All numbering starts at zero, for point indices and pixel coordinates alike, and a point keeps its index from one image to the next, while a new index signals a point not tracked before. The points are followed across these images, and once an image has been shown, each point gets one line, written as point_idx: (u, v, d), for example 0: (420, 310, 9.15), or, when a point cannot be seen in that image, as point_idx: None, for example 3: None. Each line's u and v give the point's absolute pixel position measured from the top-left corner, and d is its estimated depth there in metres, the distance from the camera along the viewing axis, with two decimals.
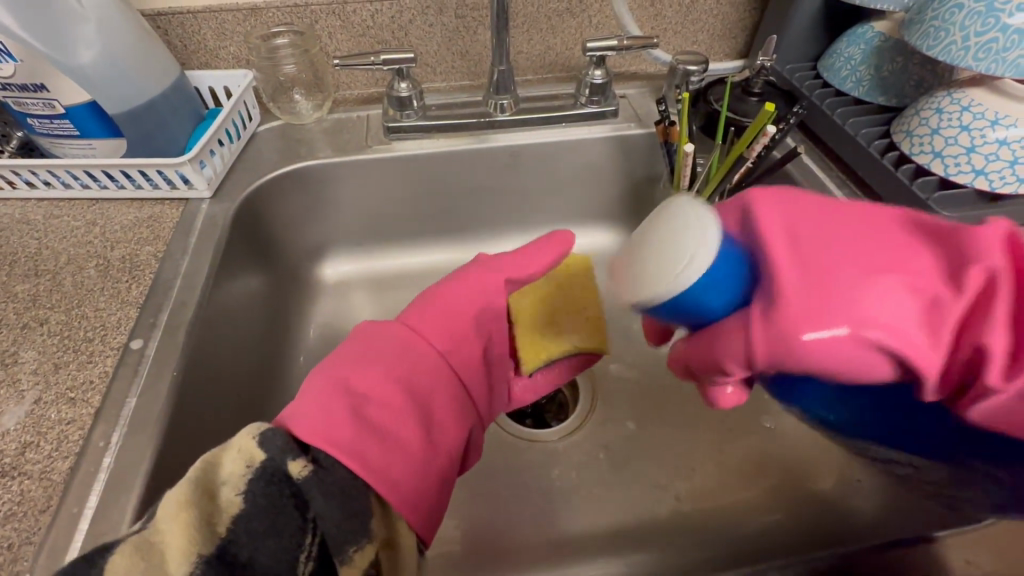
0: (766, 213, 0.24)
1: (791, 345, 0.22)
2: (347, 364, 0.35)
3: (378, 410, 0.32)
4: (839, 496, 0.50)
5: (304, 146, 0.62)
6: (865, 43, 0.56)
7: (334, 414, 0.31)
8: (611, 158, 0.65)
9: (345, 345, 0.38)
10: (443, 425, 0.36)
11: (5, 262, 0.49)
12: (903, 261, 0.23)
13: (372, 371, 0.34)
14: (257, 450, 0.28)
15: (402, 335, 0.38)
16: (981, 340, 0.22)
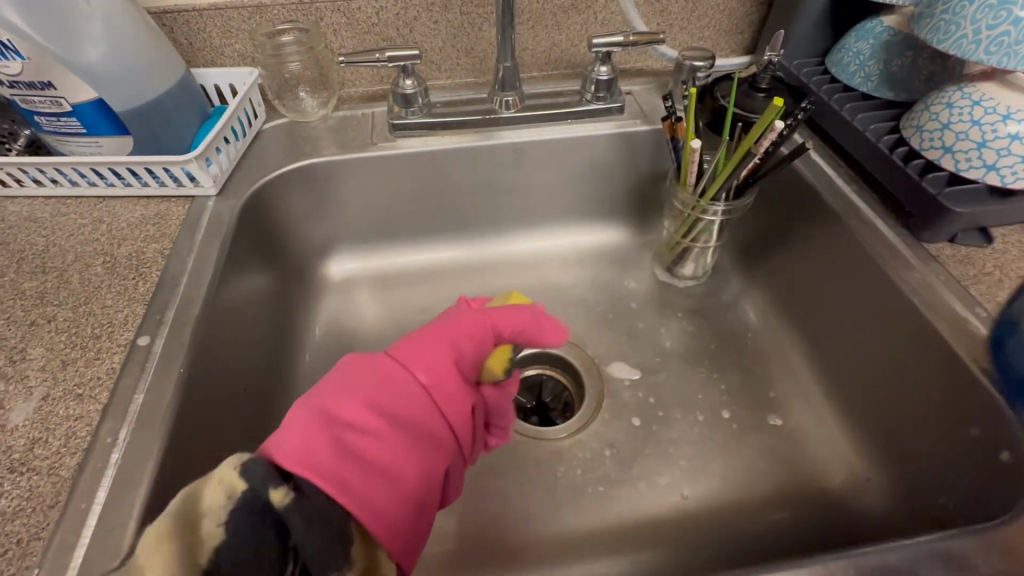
0: None
1: None
2: (333, 387, 0.34)
3: (360, 437, 0.31)
4: (847, 494, 0.50)
5: (309, 143, 0.62)
6: (873, 37, 0.56)
7: (316, 441, 0.30)
8: (617, 156, 0.65)
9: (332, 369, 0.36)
10: (429, 451, 0.34)
11: (13, 259, 0.49)
12: None
13: (357, 397, 0.33)
14: (238, 481, 0.28)
15: (388, 361, 0.36)
16: None
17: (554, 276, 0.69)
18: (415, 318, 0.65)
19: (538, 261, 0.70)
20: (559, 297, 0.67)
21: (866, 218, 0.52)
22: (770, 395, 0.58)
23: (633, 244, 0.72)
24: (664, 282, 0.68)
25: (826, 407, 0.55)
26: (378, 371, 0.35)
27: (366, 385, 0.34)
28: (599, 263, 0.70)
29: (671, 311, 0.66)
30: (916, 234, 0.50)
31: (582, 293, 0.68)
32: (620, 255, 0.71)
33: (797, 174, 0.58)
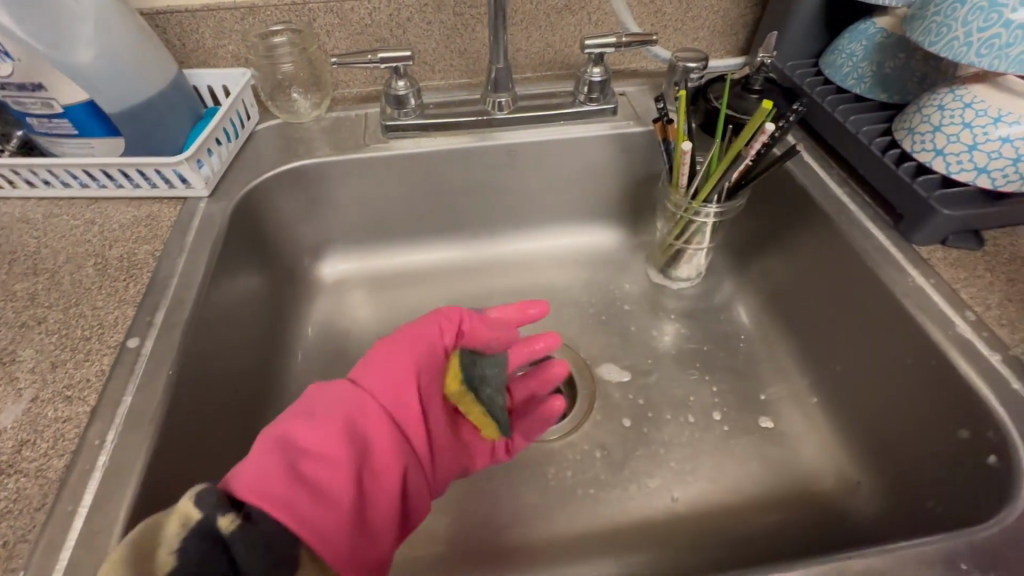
0: None
1: None
2: (287, 420, 0.35)
3: (314, 465, 0.33)
4: (837, 497, 0.50)
5: (302, 145, 0.62)
6: (867, 39, 0.56)
7: (270, 470, 0.32)
8: (611, 157, 0.65)
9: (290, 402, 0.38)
10: (381, 479, 0.36)
11: (5, 260, 0.49)
12: None
13: (311, 429, 0.35)
14: (192, 509, 0.28)
15: (345, 394, 0.38)
16: None
17: (547, 278, 0.69)
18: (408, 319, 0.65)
19: (531, 262, 0.70)
20: (552, 298, 0.67)
21: (857, 221, 0.52)
22: (761, 397, 0.58)
23: (626, 245, 0.71)
24: (657, 283, 0.68)
25: (817, 410, 0.55)
26: (337, 403, 0.37)
27: (321, 417, 0.36)
28: (592, 264, 0.70)
29: (664, 313, 0.66)
30: (908, 237, 0.49)
31: (575, 294, 0.68)
32: (614, 256, 0.71)
33: (790, 176, 0.58)
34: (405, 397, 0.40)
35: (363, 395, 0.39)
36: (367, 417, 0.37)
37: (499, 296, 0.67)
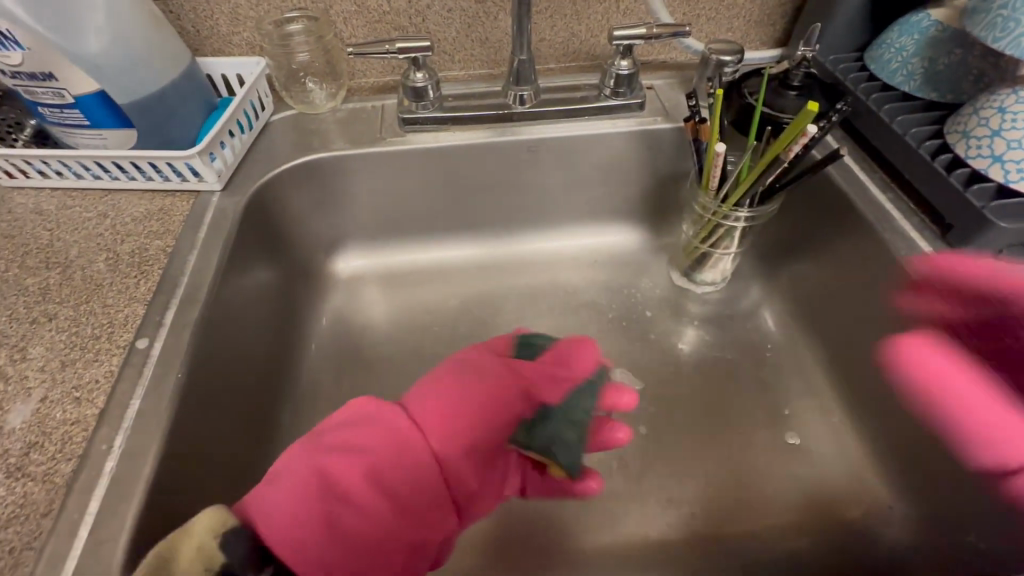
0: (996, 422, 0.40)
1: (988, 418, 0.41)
2: (330, 448, 0.35)
3: (349, 515, 0.33)
4: (866, 520, 0.48)
5: (317, 137, 0.60)
6: (919, 32, 0.52)
7: (306, 516, 0.32)
8: (637, 154, 0.62)
9: (349, 419, 0.38)
10: (418, 528, 0.35)
11: (17, 253, 0.49)
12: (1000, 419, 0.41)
13: (353, 470, 0.34)
14: (216, 553, 0.30)
15: (398, 432, 0.36)
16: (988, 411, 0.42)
17: (566, 278, 0.67)
18: (423, 318, 0.63)
19: (550, 261, 0.68)
20: (571, 300, 0.65)
21: (901, 229, 0.49)
22: (787, 411, 0.55)
23: (649, 245, 0.69)
24: (680, 286, 0.65)
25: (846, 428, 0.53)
26: (387, 441, 0.36)
27: (367, 455, 0.35)
28: (613, 265, 0.68)
29: (686, 318, 0.63)
30: (956, 249, 0.46)
31: (595, 296, 0.65)
32: (636, 257, 0.68)
33: (828, 180, 0.55)
34: (459, 445, 0.37)
35: (417, 434, 0.36)
36: (417, 462, 0.35)
37: (516, 296, 0.65)
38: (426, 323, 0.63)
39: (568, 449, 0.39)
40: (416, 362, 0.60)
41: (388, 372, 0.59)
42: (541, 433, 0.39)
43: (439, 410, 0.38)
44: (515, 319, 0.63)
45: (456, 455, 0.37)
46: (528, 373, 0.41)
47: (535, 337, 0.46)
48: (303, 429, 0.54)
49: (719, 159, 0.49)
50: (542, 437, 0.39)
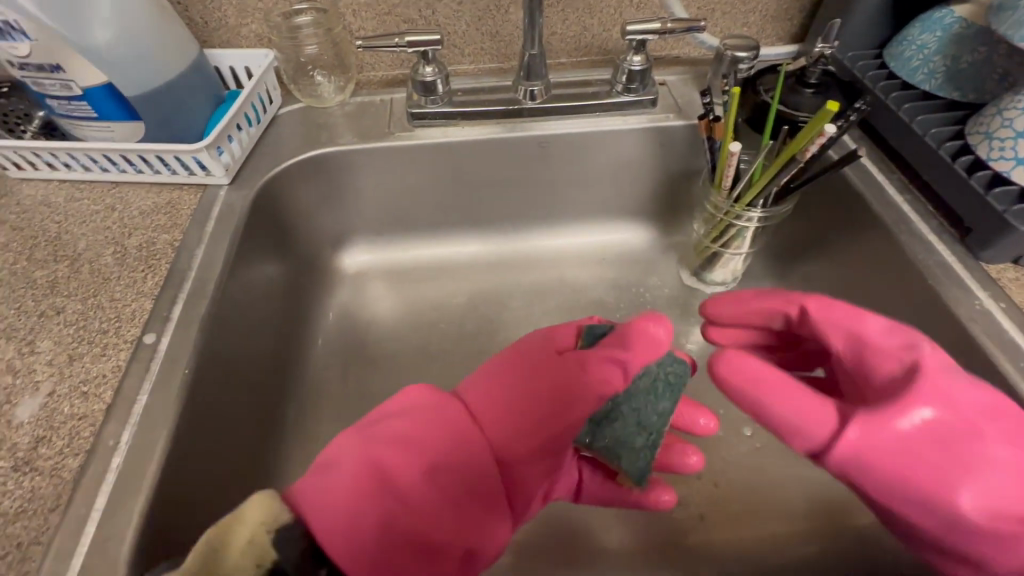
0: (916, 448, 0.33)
1: (882, 428, 0.33)
2: (384, 441, 0.35)
3: (404, 513, 0.33)
4: (876, 528, 0.48)
5: (325, 131, 0.59)
6: (942, 29, 0.50)
7: (362, 513, 0.32)
8: (648, 151, 0.61)
9: (403, 411, 0.37)
10: (476, 526, 0.34)
11: (26, 245, 0.49)
12: (810, 411, 0.34)
13: (409, 464, 0.34)
14: (268, 552, 0.30)
15: (455, 425, 0.36)
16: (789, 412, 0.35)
17: (574, 275, 0.66)
18: (430, 314, 0.63)
19: (558, 258, 0.67)
20: (578, 298, 0.64)
21: (919, 232, 0.48)
22: None
23: (658, 243, 0.68)
24: (689, 286, 0.65)
25: None
26: (444, 433, 0.36)
27: (423, 449, 0.35)
28: (622, 263, 0.67)
29: (696, 318, 0.62)
30: (975, 254, 0.45)
31: (602, 295, 0.65)
32: (645, 256, 0.67)
33: (844, 180, 0.54)
34: (516, 439, 0.37)
35: (473, 427, 0.37)
36: (474, 454, 0.36)
37: (524, 293, 0.65)
38: (433, 319, 0.63)
39: (635, 456, 0.42)
40: (422, 359, 0.59)
41: (394, 368, 0.59)
42: (608, 432, 0.42)
43: (497, 405, 0.38)
44: (522, 317, 0.63)
45: (516, 453, 0.37)
46: (590, 373, 0.40)
47: (602, 326, 0.45)
48: (309, 424, 0.54)
49: (733, 159, 0.48)
50: (608, 437, 0.42)
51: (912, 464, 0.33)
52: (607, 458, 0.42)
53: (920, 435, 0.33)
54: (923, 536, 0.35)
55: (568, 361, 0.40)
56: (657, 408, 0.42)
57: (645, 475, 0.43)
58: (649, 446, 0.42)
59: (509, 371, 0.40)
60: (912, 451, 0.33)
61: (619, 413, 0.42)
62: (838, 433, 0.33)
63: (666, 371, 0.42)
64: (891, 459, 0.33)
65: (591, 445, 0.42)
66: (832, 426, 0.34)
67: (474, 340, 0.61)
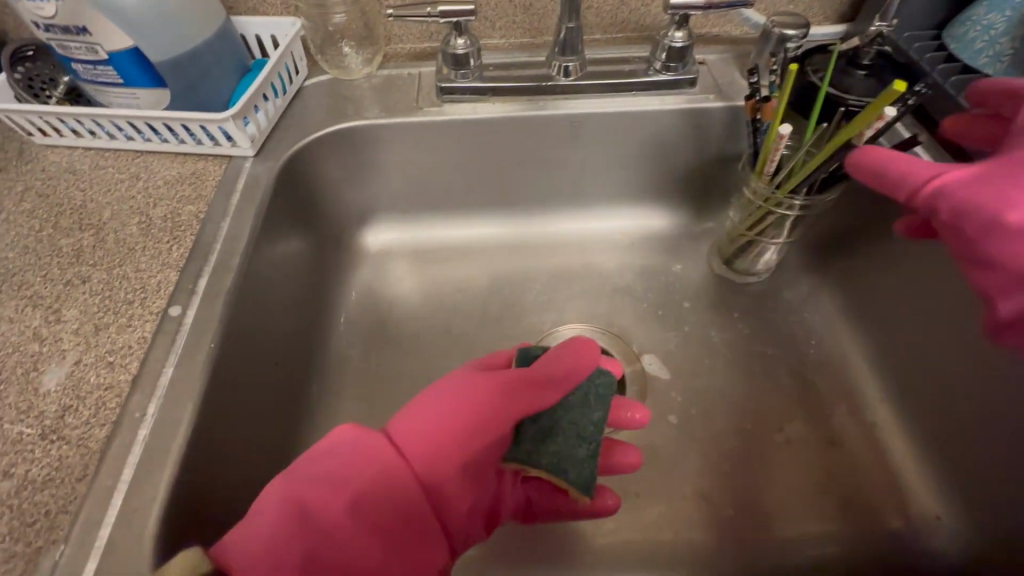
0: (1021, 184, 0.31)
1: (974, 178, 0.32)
2: (305, 479, 0.34)
3: (331, 550, 0.32)
4: (910, 532, 0.47)
5: (351, 104, 0.58)
6: (1011, 8, 0.47)
7: (285, 554, 0.31)
8: (685, 133, 0.58)
9: (320, 450, 0.35)
10: (410, 555, 0.34)
11: (52, 213, 0.48)
12: (905, 166, 0.36)
13: (331, 500, 0.33)
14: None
15: (380, 457, 0.35)
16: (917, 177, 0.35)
17: (601, 261, 0.64)
18: (453, 296, 0.62)
19: (584, 243, 0.65)
20: (604, 284, 0.63)
21: None
22: (827, 410, 0.53)
23: (689, 231, 0.66)
24: (721, 275, 0.63)
25: (891, 431, 0.51)
26: (369, 466, 0.34)
27: (345, 484, 0.34)
28: (651, 249, 0.65)
29: (726, 309, 0.61)
30: None
31: (630, 281, 0.63)
32: (675, 242, 0.65)
33: None
34: (443, 466, 0.36)
35: (399, 458, 0.36)
36: (401, 486, 0.34)
37: (548, 277, 0.63)
38: (456, 301, 0.61)
39: (580, 467, 0.42)
40: (445, 341, 0.58)
41: (416, 349, 0.58)
42: (551, 447, 0.42)
43: (423, 433, 0.37)
44: (547, 302, 0.61)
45: (443, 474, 0.36)
46: (521, 393, 0.40)
47: (537, 349, 0.46)
48: (331, 401, 0.53)
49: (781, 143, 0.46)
50: (551, 453, 0.42)
51: (998, 190, 0.31)
52: (552, 473, 0.41)
53: (1003, 170, 0.32)
54: (1011, 290, 0.30)
55: (496, 385, 0.39)
56: (591, 418, 0.44)
57: (593, 484, 0.42)
58: (591, 457, 0.43)
59: (434, 400, 0.39)
60: (1005, 180, 0.31)
61: (559, 428, 0.43)
62: (932, 176, 0.34)
63: (597, 382, 0.45)
64: (986, 189, 0.31)
65: (535, 462, 0.41)
66: (928, 174, 0.35)
67: (498, 324, 0.60)
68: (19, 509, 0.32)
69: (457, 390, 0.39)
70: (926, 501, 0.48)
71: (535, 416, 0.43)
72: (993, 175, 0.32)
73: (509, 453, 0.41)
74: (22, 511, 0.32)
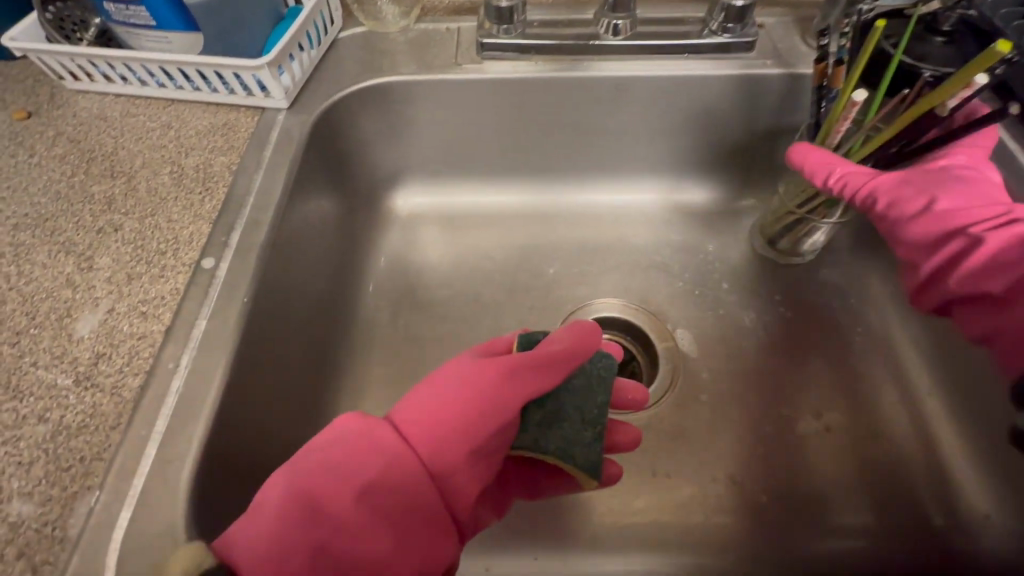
0: (935, 184, 0.43)
1: (901, 179, 0.44)
2: (309, 469, 0.33)
3: (339, 540, 0.31)
4: (954, 528, 0.45)
5: (386, 58, 0.55)
6: None
7: (293, 544, 0.30)
8: (737, 103, 0.55)
9: (322, 443, 0.34)
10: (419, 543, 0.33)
11: (83, 159, 0.47)
12: (849, 166, 0.45)
13: (338, 487, 0.32)
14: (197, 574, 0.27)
15: (384, 445, 0.34)
16: (861, 178, 0.44)
17: (639, 235, 0.61)
18: (482, 265, 0.60)
19: (621, 215, 0.62)
20: (640, 259, 0.60)
21: None
22: (871, 401, 0.51)
23: (732, 207, 0.62)
24: (763, 254, 0.59)
25: (940, 425, 0.49)
26: (374, 455, 0.33)
27: (350, 473, 0.33)
28: (691, 224, 0.62)
29: (768, 290, 0.58)
30: None
31: (667, 257, 0.60)
32: (717, 217, 0.62)
33: None
34: (449, 455, 0.35)
35: (406, 446, 0.34)
36: (408, 474, 0.33)
37: (581, 249, 0.61)
38: (486, 269, 0.59)
39: (588, 451, 0.39)
40: (474, 310, 0.57)
41: (446, 316, 0.56)
42: (557, 433, 0.38)
43: (427, 420, 0.36)
44: (580, 274, 0.59)
45: (449, 461, 0.34)
46: (522, 378, 0.37)
47: (540, 332, 0.43)
48: (358, 365, 0.53)
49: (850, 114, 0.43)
50: (558, 437, 0.38)
51: (923, 190, 0.43)
52: (560, 459, 0.38)
53: (919, 177, 0.44)
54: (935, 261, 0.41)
55: (497, 370, 0.37)
56: (596, 401, 0.40)
57: (601, 467, 0.39)
58: (598, 439, 0.40)
59: (438, 386, 0.37)
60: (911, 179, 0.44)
61: (565, 411, 0.39)
62: (870, 177, 0.44)
63: (598, 364, 0.42)
64: (903, 185, 0.44)
65: (541, 447, 0.38)
66: (867, 174, 0.44)
67: (529, 294, 0.58)
68: (55, 454, 0.32)
69: (460, 374, 0.37)
70: (973, 500, 0.46)
71: (540, 400, 0.38)
72: (914, 179, 0.44)
73: (514, 441, 0.38)
74: (58, 456, 0.32)
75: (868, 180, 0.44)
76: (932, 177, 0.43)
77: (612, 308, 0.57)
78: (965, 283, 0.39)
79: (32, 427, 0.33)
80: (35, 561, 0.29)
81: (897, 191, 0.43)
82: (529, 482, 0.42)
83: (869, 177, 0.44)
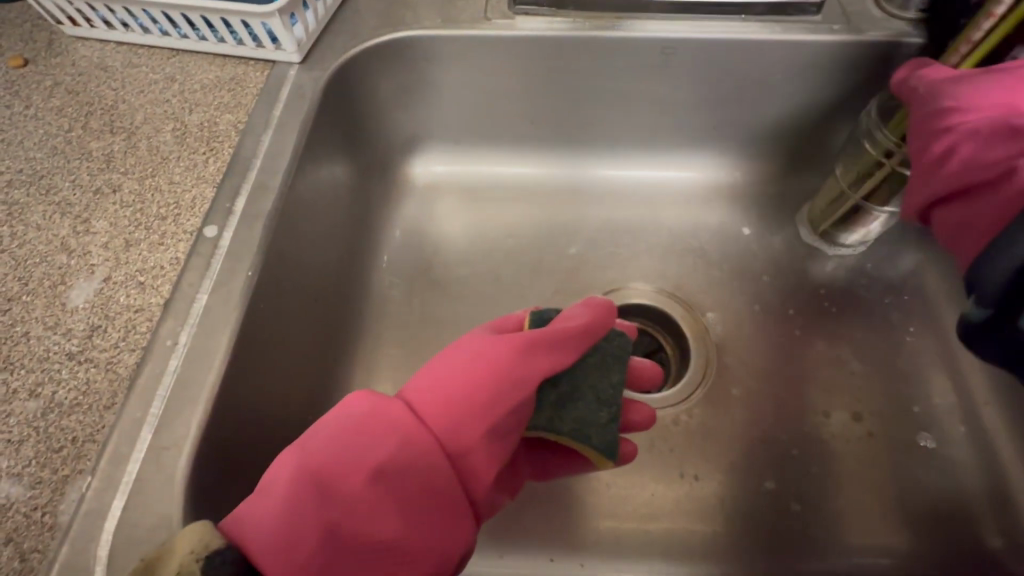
0: (997, 84, 0.35)
1: (965, 75, 0.37)
2: (319, 446, 0.30)
3: (351, 520, 0.28)
4: (1003, 550, 0.42)
5: (407, 9, 0.50)
6: None
7: (303, 528, 0.27)
8: (794, 72, 0.49)
9: (333, 419, 0.31)
10: (438, 526, 0.30)
11: (81, 111, 0.44)
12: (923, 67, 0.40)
13: (351, 465, 0.29)
14: (211, 547, 0.26)
15: (398, 424, 0.30)
16: (922, 77, 0.39)
17: (674, 217, 0.57)
18: (503, 242, 0.56)
19: (654, 192, 0.58)
20: (674, 242, 0.56)
21: None
22: (917, 408, 0.47)
23: (777, 189, 0.57)
24: (807, 244, 0.55)
25: (994, 438, 0.45)
26: (387, 432, 0.30)
27: (362, 449, 0.29)
28: (732, 206, 0.57)
29: (812, 281, 0.53)
30: None
31: (704, 241, 0.56)
32: (761, 200, 0.57)
33: None
34: (466, 433, 0.31)
35: (420, 423, 0.31)
36: (423, 455, 0.30)
37: (611, 228, 0.56)
38: (508, 247, 0.56)
39: (604, 433, 0.34)
40: (494, 290, 0.53)
41: (464, 296, 0.53)
42: (572, 413, 0.34)
43: (441, 398, 0.32)
44: (609, 257, 0.55)
45: (465, 443, 0.31)
46: (536, 355, 0.34)
47: (553, 310, 0.39)
48: (369, 345, 0.50)
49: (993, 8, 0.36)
50: (572, 418, 0.34)
51: (976, 88, 0.35)
52: (575, 441, 0.34)
53: (988, 73, 0.36)
54: (932, 168, 0.36)
55: (509, 347, 0.33)
56: (610, 379, 0.36)
57: (619, 449, 0.35)
58: (616, 420, 0.35)
59: (454, 362, 0.34)
60: (975, 75, 0.36)
61: (579, 390, 0.34)
62: (935, 76, 0.38)
63: (614, 344, 0.37)
64: (959, 80, 0.37)
65: (553, 428, 0.33)
66: (935, 74, 0.38)
67: (552, 276, 0.54)
68: (46, 433, 0.30)
69: (473, 351, 0.34)
70: None
71: (553, 380, 0.34)
72: (979, 76, 0.36)
73: (529, 422, 0.33)
74: (48, 436, 0.30)
75: (926, 79, 0.39)
76: (1000, 76, 0.35)
77: (642, 294, 0.53)
78: (946, 180, 0.35)
79: (22, 402, 0.31)
80: (22, 549, 0.27)
81: (943, 87, 0.37)
82: (540, 461, 0.38)
83: (931, 75, 0.39)
